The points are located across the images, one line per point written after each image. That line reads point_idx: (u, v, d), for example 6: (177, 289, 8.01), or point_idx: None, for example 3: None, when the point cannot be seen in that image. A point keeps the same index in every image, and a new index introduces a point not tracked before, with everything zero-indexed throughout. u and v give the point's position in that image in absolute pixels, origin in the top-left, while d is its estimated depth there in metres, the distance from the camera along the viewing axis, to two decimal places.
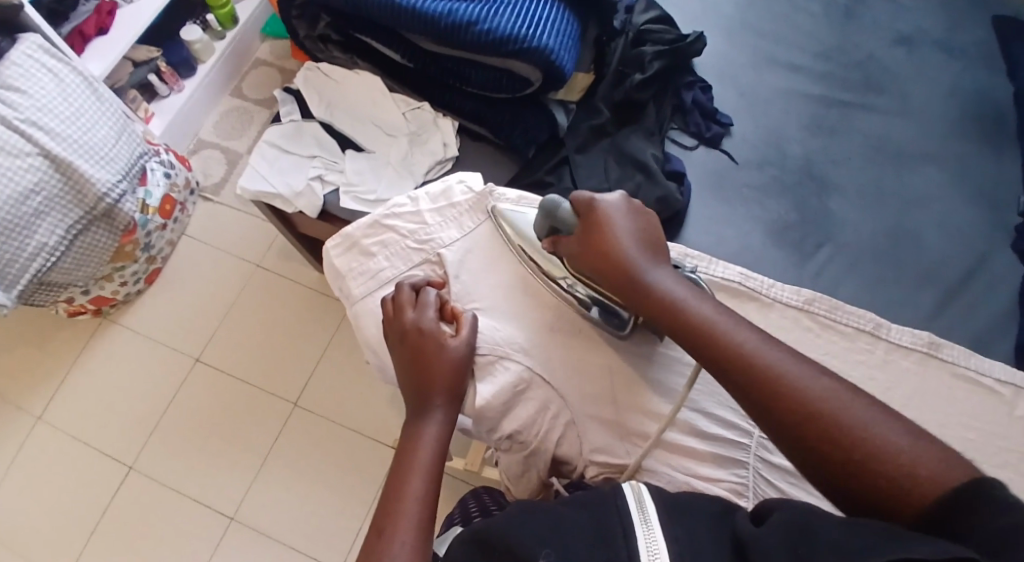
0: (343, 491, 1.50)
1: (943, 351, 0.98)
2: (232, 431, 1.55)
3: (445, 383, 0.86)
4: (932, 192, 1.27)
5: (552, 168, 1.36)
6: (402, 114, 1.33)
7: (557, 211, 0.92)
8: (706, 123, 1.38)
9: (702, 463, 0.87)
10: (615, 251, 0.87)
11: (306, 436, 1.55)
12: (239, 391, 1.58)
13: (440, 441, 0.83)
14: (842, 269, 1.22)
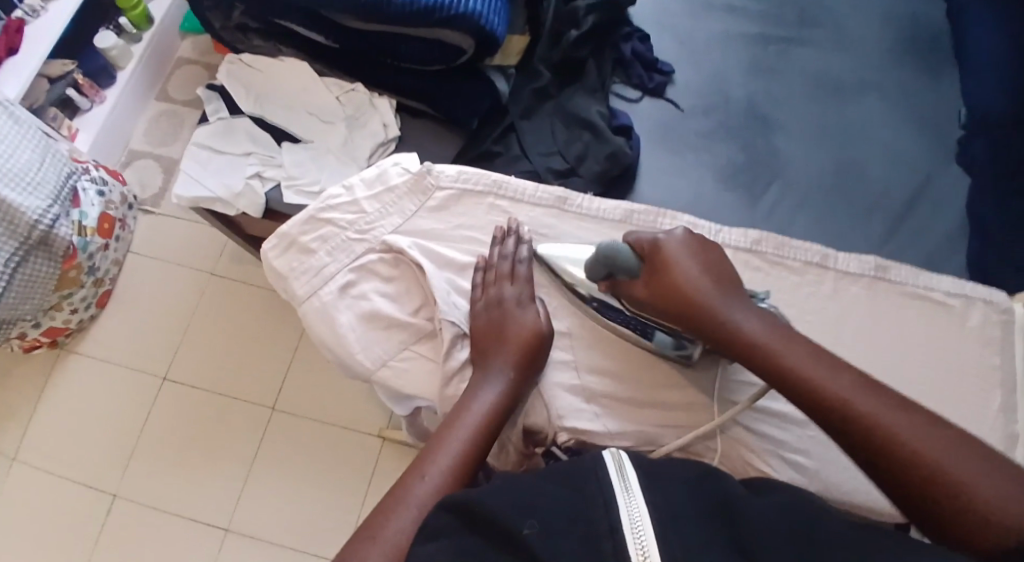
0: (334, 486, 1.49)
1: (890, 273, 0.95)
2: (211, 445, 1.52)
3: (512, 350, 0.79)
4: (877, 119, 1.33)
5: (498, 137, 1.36)
6: (336, 98, 1.28)
7: (617, 257, 0.85)
8: (649, 74, 1.40)
9: (660, 415, 0.86)
10: (694, 294, 0.81)
11: (286, 437, 1.53)
12: (211, 404, 1.55)
13: (496, 407, 0.77)
14: (793, 206, 1.27)
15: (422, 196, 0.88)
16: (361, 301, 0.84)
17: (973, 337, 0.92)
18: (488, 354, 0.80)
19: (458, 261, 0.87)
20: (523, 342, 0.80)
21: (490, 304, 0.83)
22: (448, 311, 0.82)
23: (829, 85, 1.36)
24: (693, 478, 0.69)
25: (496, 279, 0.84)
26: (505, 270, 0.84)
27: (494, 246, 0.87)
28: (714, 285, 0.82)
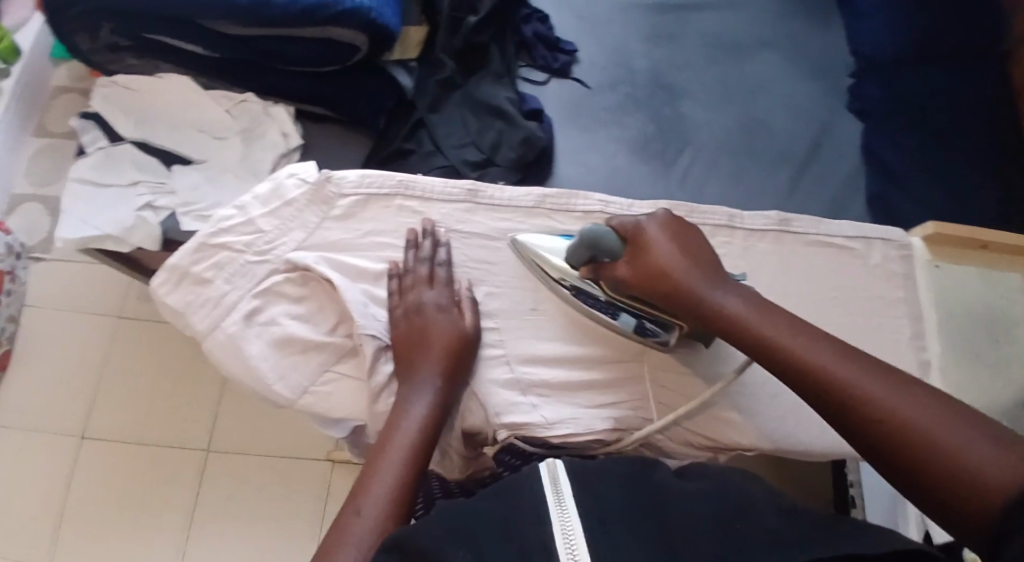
0: (287, 517, 1.43)
1: (796, 225, 0.89)
2: (146, 499, 1.43)
3: (437, 358, 0.75)
4: (769, 75, 1.42)
5: (409, 134, 1.28)
6: (227, 112, 1.21)
7: (601, 239, 0.79)
8: (552, 55, 1.40)
9: (595, 395, 0.81)
10: (671, 275, 0.77)
11: (228, 474, 1.45)
12: (139, 454, 1.46)
13: (427, 424, 0.73)
14: (705, 169, 1.34)
15: (325, 206, 0.82)
16: (271, 327, 0.77)
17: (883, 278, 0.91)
18: (411, 365, 0.76)
19: (370, 270, 0.81)
20: (447, 348, 0.76)
21: (410, 312, 0.78)
22: (368, 325, 0.76)
23: (724, 46, 1.43)
24: (633, 475, 0.69)
25: (411, 284, 0.79)
26: (421, 275, 0.80)
27: (407, 250, 0.82)
28: (690, 262, 0.78)
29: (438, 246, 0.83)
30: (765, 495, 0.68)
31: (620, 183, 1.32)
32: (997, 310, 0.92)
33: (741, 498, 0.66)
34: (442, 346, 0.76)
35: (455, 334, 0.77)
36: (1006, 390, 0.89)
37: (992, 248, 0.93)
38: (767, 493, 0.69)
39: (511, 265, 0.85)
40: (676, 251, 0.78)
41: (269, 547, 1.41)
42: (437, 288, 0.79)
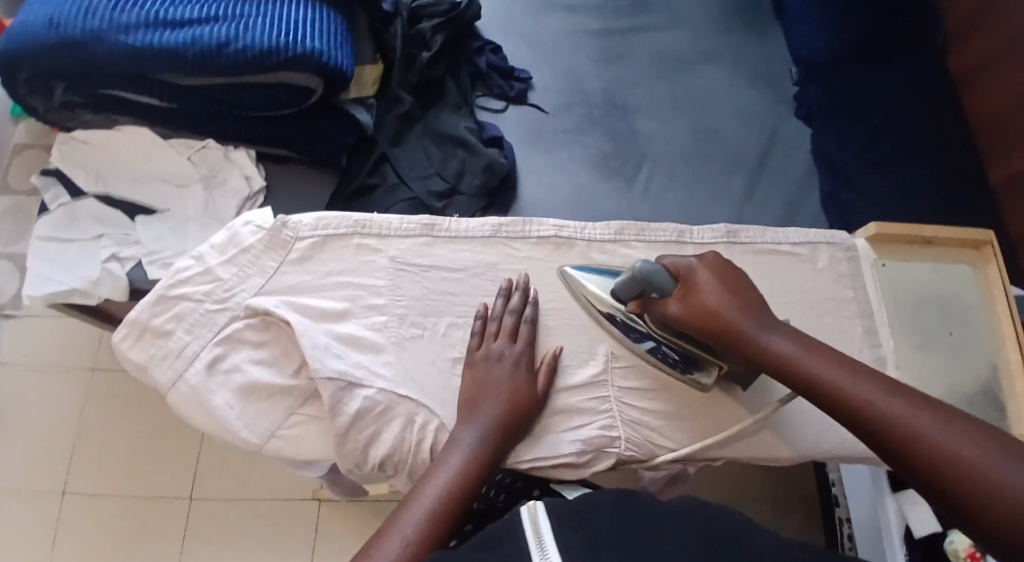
0: (280, 559, 1.42)
1: (741, 236, 0.94)
2: (132, 551, 1.41)
3: (494, 402, 0.77)
4: (713, 91, 1.51)
5: (372, 168, 1.28)
6: (187, 159, 1.21)
7: (654, 278, 0.84)
8: (508, 83, 1.42)
9: (566, 415, 0.85)
10: (727, 319, 0.82)
11: (215, 521, 1.44)
12: (121, 507, 1.44)
13: (474, 458, 0.75)
14: (664, 182, 1.39)
15: (282, 251, 0.82)
16: (234, 375, 0.77)
17: (825, 276, 0.95)
18: (473, 404, 0.77)
19: (332, 310, 0.80)
20: (513, 399, 0.78)
21: (489, 357, 0.80)
22: (322, 366, 0.74)
23: (670, 66, 1.52)
24: (610, 508, 0.69)
25: (494, 331, 0.81)
26: (505, 325, 0.82)
27: (500, 296, 0.84)
28: (744, 311, 0.82)
29: (527, 302, 0.84)
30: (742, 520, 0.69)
31: (587, 200, 1.36)
32: (942, 298, 0.97)
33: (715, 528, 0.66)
34: (508, 394, 0.78)
35: (524, 390, 0.79)
36: (959, 373, 0.94)
37: (934, 241, 0.99)
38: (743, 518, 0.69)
39: (475, 293, 0.85)
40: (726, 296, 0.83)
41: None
42: (517, 343, 0.81)
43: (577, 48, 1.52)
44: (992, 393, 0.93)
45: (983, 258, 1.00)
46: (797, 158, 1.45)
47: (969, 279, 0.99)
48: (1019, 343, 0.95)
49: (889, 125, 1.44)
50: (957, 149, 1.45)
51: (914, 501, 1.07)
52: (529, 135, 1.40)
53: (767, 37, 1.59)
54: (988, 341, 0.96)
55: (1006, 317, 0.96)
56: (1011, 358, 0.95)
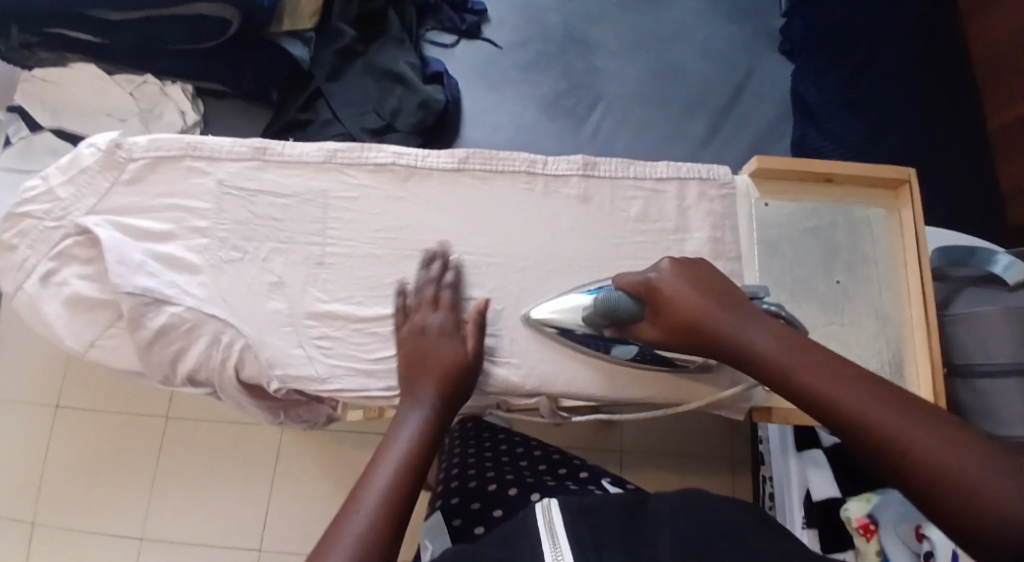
0: (239, 483, 1.39)
1: (600, 167, 0.86)
2: (115, 466, 1.40)
3: (435, 379, 0.74)
4: (689, 22, 1.33)
5: (305, 104, 1.25)
6: (128, 94, 1.23)
7: (619, 308, 0.74)
8: (460, 15, 1.34)
9: (378, 346, 0.79)
10: (702, 321, 0.68)
11: (188, 444, 1.41)
12: (104, 421, 1.43)
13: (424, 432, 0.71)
14: (615, 124, 1.26)
15: (115, 171, 0.83)
16: (64, 288, 0.80)
17: (693, 214, 0.86)
18: (414, 383, 0.75)
19: (156, 231, 0.81)
20: (447, 369, 0.75)
21: (416, 328, 0.77)
22: (125, 282, 0.76)
23: None
24: (627, 510, 0.62)
25: (415, 304, 0.79)
26: (427, 296, 0.79)
27: (420, 269, 0.82)
28: (719, 308, 0.69)
29: (449, 269, 0.81)
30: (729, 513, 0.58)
31: (527, 141, 1.25)
32: (839, 244, 0.85)
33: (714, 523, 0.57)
34: (440, 364, 0.75)
35: (455, 355, 0.76)
36: (845, 326, 0.82)
37: (835, 179, 0.86)
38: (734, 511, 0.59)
39: (300, 220, 0.83)
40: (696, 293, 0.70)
41: (225, 514, 1.38)
42: (441, 310, 0.79)
43: None
44: (885, 353, 0.82)
45: (899, 201, 0.86)
46: (775, 94, 1.28)
47: (880, 223, 0.85)
48: (924, 296, 0.81)
49: (874, 61, 1.21)
50: (956, 84, 1.23)
51: (815, 463, 1.05)
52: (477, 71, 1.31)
53: None
54: (889, 293, 0.83)
55: (911, 267, 0.83)
56: (913, 313, 0.82)
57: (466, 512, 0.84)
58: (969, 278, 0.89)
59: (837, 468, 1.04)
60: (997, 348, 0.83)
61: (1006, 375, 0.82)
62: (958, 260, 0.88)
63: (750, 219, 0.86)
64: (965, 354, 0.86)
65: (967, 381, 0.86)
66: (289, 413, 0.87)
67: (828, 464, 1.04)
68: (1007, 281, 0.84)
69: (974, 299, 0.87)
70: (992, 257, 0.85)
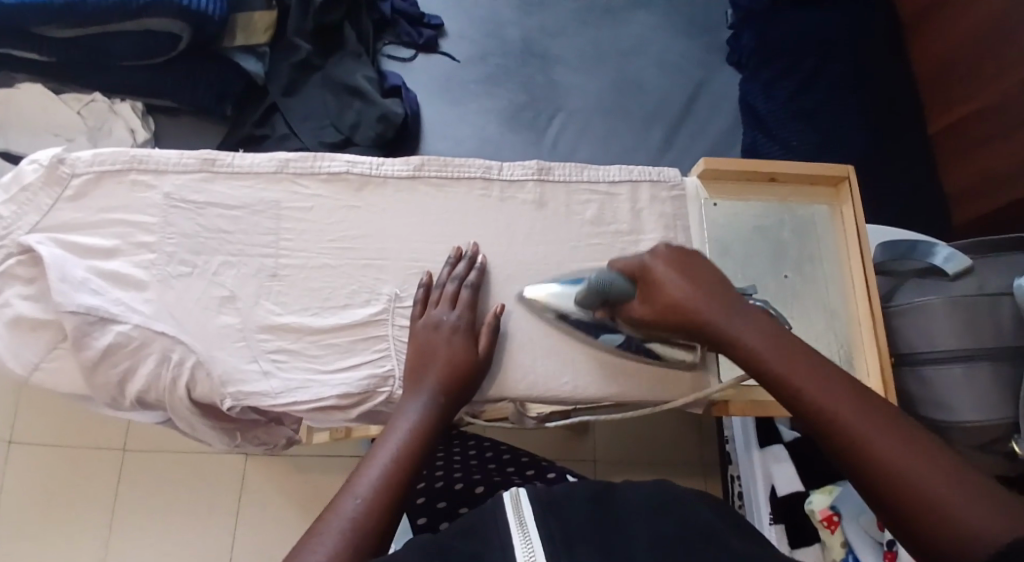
0: (201, 512, 1.35)
1: (554, 172, 0.86)
2: (72, 500, 1.35)
3: (439, 375, 0.74)
4: (645, 34, 1.34)
5: (261, 119, 1.23)
6: (76, 113, 1.17)
7: (610, 286, 0.75)
8: (417, 30, 1.32)
9: (336, 357, 0.78)
10: (690, 308, 0.70)
11: (148, 475, 1.37)
12: (58, 455, 1.38)
13: (423, 425, 0.71)
14: (575, 134, 1.25)
15: (58, 187, 0.80)
16: (4, 309, 0.77)
17: (647, 216, 0.86)
18: (418, 376, 0.75)
19: (101, 247, 0.79)
20: (456, 368, 0.75)
21: (429, 324, 0.77)
22: (66, 300, 0.73)
23: (597, 11, 1.35)
24: (597, 500, 0.59)
25: (434, 299, 0.79)
26: (447, 292, 0.79)
27: (445, 266, 0.81)
28: (709, 297, 0.70)
29: (473, 270, 0.81)
30: (707, 518, 0.57)
31: (493, 151, 1.23)
32: (786, 241, 0.86)
33: (691, 525, 0.56)
34: (446, 362, 0.75)
35: (463, 355, 0.76)
36: (797, 321, 0.83)
37: (779, 178, 0.87)
38: (706, 514, 0.57)
39: (251, 232, 0.81)
40: (689, 281, 0.71)
41: (187, 544, 1.33)
42: (457, 308, 0.78)
43: None
44: (838, 344, 0.83)
45: (840, 198, 0.88)
46: (728, 102, 1.30)
47: (823, 221, 0.87)
48: (868, 288, 0.83)
49: (824, 65, 1.23)
50: (901, 86, 1.26)
51: (778, 459, 1.07)
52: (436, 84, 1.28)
53: None
54: (835, 287, 0.85)
55: (855, 260, 0.84)
56: (860, 304, 0.83)
57: (431, 511, 0.83)
58: (911, 271, 0.90)
59: (801, 461, 1.06)
60: (940, 336, 0.85)
61: (952, 361, 0.85)
62: (900, 254, 0.89)
63: (699, 220, 0.87)
64: (910, 344, 0.88)
65: (914, 370, 0.87)
66: (245, 434, 0.84)
67: (791, 459, 1.06)
68: (948, 272, 0.86)
69: (915, 291, 0.88)
70: (931, 249, 0.87)
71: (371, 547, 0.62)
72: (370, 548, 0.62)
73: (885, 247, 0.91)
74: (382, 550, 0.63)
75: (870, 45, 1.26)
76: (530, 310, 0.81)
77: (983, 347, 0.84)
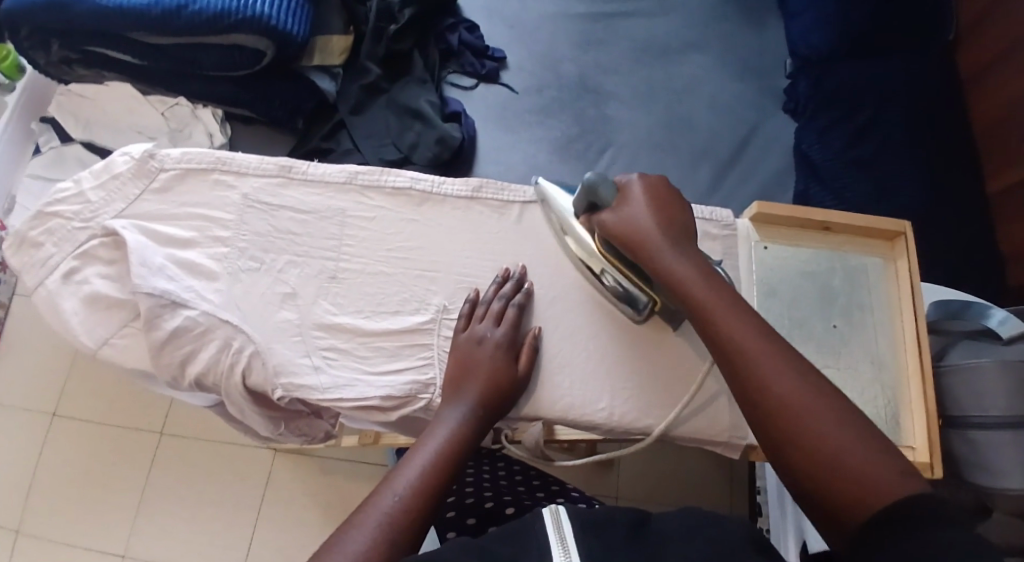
0: (227, 503, 1.39)
1: None
2: (105, 478, 1.41)
3: (479, 387, 0.78)
4: (700, 79, 1.37)
5: (328, 133, 1.30)
6: (160, 114, 1.27)
7: (599, 190, 0.80)
8: (480, 61, 1.37)
9: (382, 360, 0.82)
10: (640, 238, 0.77)
11: (180, 461, 1.42)
12: (98, 434, 1.44)
13: (460, 433, 0.75)
14: (624, 170, 1.29)
15: (145, 180, 0.87)
16: (84, 286, 0.83)
17: None
18: (459, 387, 0.79)
19: (178, 238, 0.85)
20: (495, 383, 0.78)
21: (473, 338, 0.81)
22: (143, 283, 0.79)
23: (656, 52, 1.39)
24: (634, 527, 0.62)
25: (479, 314, 0.83)
26: (493, 309, 0.83)
27: (493, 284, 0.85)
28: (671, 235, 0.77)
29: (519, 291, 0.85)
30: (724, 536, 0.60)
31: (540, 180, 1.28)
32: (835, 291, 0.90)
33: (704, 544, 0.59)
34: (488, 376, 0.79)
35: (505, 371, 0.80)
36: (845, 372, 0.86)
37: (832, 228, 0.91)
38: (720, 528, 0.60)
39: (316, 236, 0.87)
40: (641, 214, 0.77)
41: (209, 533, 1.38)
42: (501, 326, 0.82)
43: (562, 27, 1.41)
44: (882, 398, 0.86)
45: (893, 252, 0.91)
46: (776, 151, 1.33)
47: (875, 273, 0.90)
48: (918, 343, 0.86)
49: (873, 126, 1.26)
50: (950, 151, 1.27)
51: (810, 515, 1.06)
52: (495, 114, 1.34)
53: (777, 18, 1.44)
54: (884, 339, 0.88)
55: (907, 316, 0.87)
56: (909, 360, 0.86)
57: (461, 525, 0.87)
58: (963, 332, 0.93)
59: None
60: (991, 401, 0.85)
61: (996, 426, 0.85)
62: (953, 313, 0.92)
63: (749, 259, 0.91)
64: (958, 406, 0.89)
65: (962, 433, 0.88)
66: (289, 425, 0.89)
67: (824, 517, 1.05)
68: (1001, 336, 0.88)
69: (966, 351, 0.90)
70: (986, 311, 0.90)
71: (406, 541, 0.67)
72: (406, 542, 0.67)
73: (939, 305, 0.94)
74: (416, 545, 0.67)
75: (923, 109, 1.28)
76: (575, 333, 0.85)
77: None
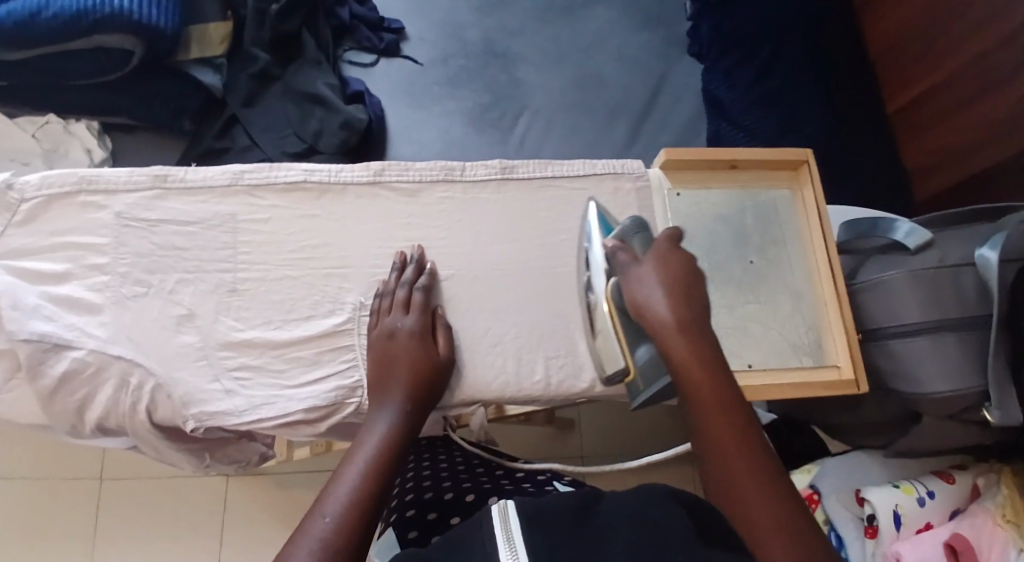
0: (183, 536, 1.31)
1: (518, 170, 0.85)
2: (47, 532, 1.31)
3: (405, 382, 0.72)
4: (607, 30, 1.32)
5: (221, 131, 1.20)
6: (31, 136, 1.14)
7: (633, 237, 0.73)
8: (377, 35, 1.28)
9: (301, 371, 0.76)
10: (659, 306, 0.68)
11: (125, 501, 1.33)
12: (31, 486, 1.33)
13: (393, 440, 0.69)
14: (541, 131, 1.23)
15: (7, 213, 0.77)
16: None
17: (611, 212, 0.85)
18: (383, 385, 0.73)
19: (52, 272, 0.76)
20: (417, 374, 0.73)
21: (384, 334, 0.75)
22: (20, 329, 0.72)
23: (559, 7, 1.33)
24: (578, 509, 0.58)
25: (386, 306, 0.77)
26: (398, 298, 0.77)
27: (391, 272, 0.79)
28: (686, 316, 0.67)
29: (421, 273, 0.79)
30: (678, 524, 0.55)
31: (457, 154, 1.21)
32: (750, 228, 0.86)
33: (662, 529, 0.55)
34: (409, 369, 0.73)
35: (425, 359, 0.74)
36: (765, 306, 0.83)
37: (739, 165, 0.87)
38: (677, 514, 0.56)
39: (208, 247, 0.79)
40: (661, 285, 0.68)
41: None
42: (411, 313, 0.76)
43: None
44: (806, 328, 0.83)
45: (800, 180, 0.88)
46: (691, 93, 1.28)
47: (786, 204, 0.87)
48: (832, 269, 0.83)
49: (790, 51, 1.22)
50: None
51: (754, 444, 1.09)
52: (399, 88, 1.25)
53: None
54: (798, 268, 0.85)
55: (817, 242, 0.84)
56: (825, 288, 0.83)
57: (421, 523, 0.79)
58: (874, 248, 0.88)
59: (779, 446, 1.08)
60: (905, 309, 0.82)
61: (919, 335, 0.81)
62: (862, 231, 0.87)
63: (664, 213, 0.86)
64: (875, 321, 0.85)
65: (881, 345, 0.84)
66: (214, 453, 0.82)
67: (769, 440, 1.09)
68: (909, 246, 0.83)
69: (879, 266, 0.85)
70: (893, 224, 0.84)
71: None
72: None
73: (849, 224, 0.89)
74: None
75: None
76: (495, 311, 0.80)
77: (945, 318, 0.80)
